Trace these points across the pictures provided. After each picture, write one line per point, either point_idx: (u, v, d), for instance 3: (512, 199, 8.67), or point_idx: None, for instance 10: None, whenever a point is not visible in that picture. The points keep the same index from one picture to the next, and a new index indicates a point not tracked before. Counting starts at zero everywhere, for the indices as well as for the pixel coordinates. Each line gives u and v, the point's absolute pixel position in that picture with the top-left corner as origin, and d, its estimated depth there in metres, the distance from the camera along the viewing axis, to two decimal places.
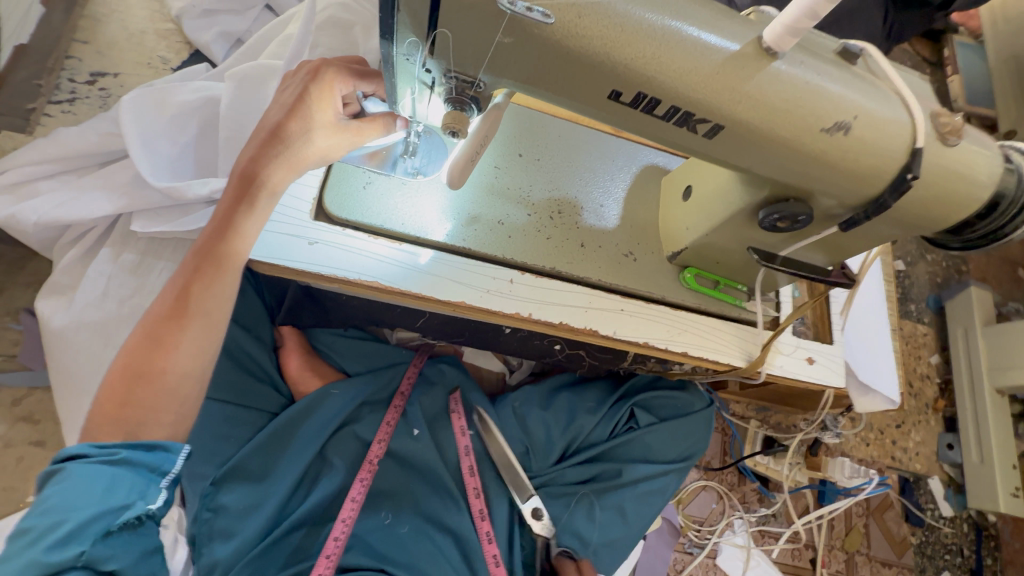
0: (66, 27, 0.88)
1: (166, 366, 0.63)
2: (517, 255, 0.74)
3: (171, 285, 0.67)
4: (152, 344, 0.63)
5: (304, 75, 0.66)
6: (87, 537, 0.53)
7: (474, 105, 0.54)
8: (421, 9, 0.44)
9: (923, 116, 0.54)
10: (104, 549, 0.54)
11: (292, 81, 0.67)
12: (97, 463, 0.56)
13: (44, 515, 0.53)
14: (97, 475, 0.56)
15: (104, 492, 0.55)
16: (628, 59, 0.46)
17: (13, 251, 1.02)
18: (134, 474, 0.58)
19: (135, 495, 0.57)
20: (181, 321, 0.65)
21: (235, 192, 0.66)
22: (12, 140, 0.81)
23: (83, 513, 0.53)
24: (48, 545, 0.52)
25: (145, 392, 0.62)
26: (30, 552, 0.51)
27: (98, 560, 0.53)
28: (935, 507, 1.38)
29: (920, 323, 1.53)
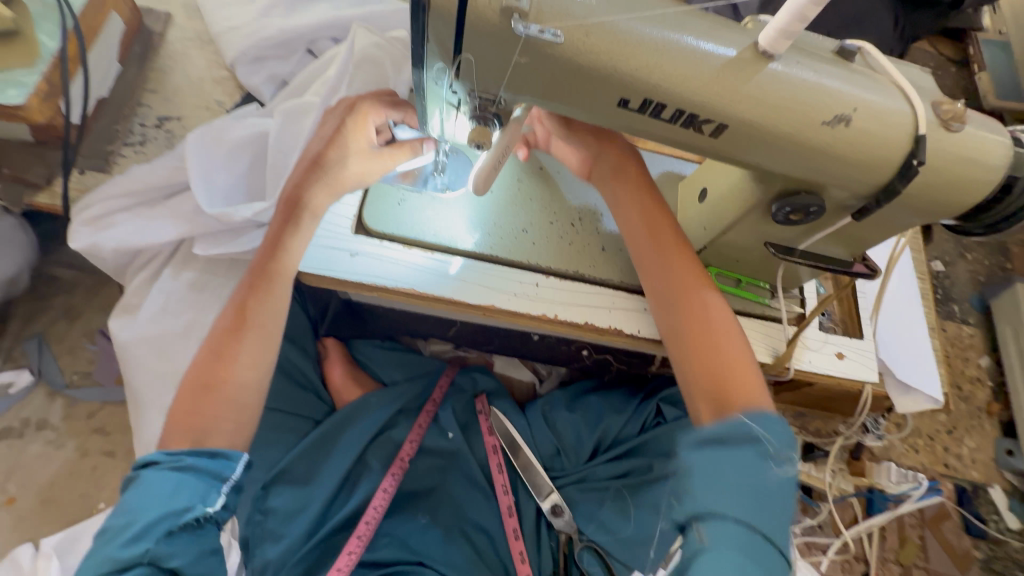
0: (138, 79, 1.00)
1: (227, 376, 0.70)
2: (541, 260, 0.79)
3: (231, 301, 0.75)
4: (215, 356, 0.71)
5: (343, 110, 0.75)
6: (152, 536, 0.59)
7: (497, 120, 0.59)
8: (448, 38, 0.50)
9: (924, 105, 0.57)
10: (166, 548, 0.59)
11: (333, 116, 0.76)
12: (166, 468, 0.63)
13: (121, 514, 0.61)
14: (166, 480, 0.62)
15: (171, 494, 0.61)
16: (633, 69, 0.51)
17: (89, 279, 1.14)
18: (197, 479, 0.64)
19: (196, 499, 0.63)
20: (238, 333, 0.72)
21: (283, 214, 0.74)
22: (94, 179, 0.91)
23: (152, 513, 0.60)
24: (122, 541, 0.58)
25: (210, 401, 0.69)
26: (108, 548, 0.58)
27: (162, 557, 0.59)
28: (1000, 519, 1.28)
29: (966, 324, 1.48)
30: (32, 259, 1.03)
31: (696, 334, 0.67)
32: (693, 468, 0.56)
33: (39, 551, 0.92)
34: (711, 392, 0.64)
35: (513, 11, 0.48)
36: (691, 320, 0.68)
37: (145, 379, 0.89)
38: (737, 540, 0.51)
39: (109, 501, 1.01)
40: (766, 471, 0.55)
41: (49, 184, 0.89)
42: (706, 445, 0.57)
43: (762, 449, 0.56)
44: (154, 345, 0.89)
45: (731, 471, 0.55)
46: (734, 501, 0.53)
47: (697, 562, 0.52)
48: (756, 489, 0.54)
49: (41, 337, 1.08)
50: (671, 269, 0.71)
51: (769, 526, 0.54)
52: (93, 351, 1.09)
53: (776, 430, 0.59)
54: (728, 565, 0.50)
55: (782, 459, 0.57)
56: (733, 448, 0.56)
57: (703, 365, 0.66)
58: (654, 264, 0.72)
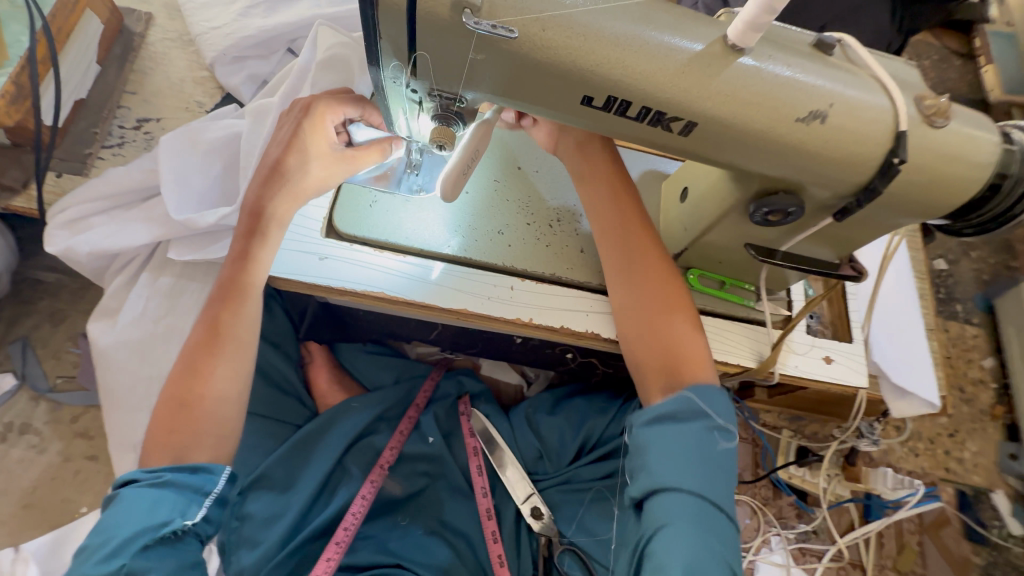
0: (117, 80, 0.99)
1: (205, 391, 0.69)
2: (517, 263, 0.77)
3: (203, 317, 0.73)
4: (189, 374, 0.69)
5: (298, 112, 0.73)
6: (128, 552, 0.57)
7: (461, 120, 0.58)
8: (402, 34, 0.49)
9: (905, 99, 0.54)
10: (142, 562, 0.58)
11: (288, 119, 0.74)
12: (146, 485, 0.62)
13: (99, 534, 0.59)
14: (143, 497, 0.61)
15: (150, 509, 0.60)
16: (593, 65, 0.49)
17: (73, 281, 1.14)
18: (177, 494, 0.62)
19: (175, 513, 0.61)
20: (212, 349, 0.71)
21: (247, 226, 0.72)
22: (72, 182, 0.91)
23: (129, 528, 0.58)
24: (99, 558, 0.57)
25: (189, 417, 0.67)
26: (86, 566, 0.57)
27: (138, 573, 0.57)
28: (1002, 525, 1.25)
29: (969, 325, 1.44)
30: (12, 262, 1.03)
31: (650, 319, 0.71)
32: (647, 443, 0.63)
33: (18, 556, 0.91)
34: (658, 373, 0.69)
35: (463, 6, 0.46)
36: (646, 304, 0.71)
37: (124, 383, 0.88)
38: (689, 505, 0.59)
39: (91, 505, 1.01)
40: (710, 443, 0.63)
41: (26, 188, 0.89)
42: (660, 422, 0.64)
43: (709, 423, 0.64)
44: (131, 349, 0.88)
45: (682, 446, 0.62)
46: (686, 471, 0.60)
47: (655, 524, 0.59)
48: (704, 459, 0.62)
49: (25, 340, 1.09)
50: (632, 255, 0.73)
51: (716, 491, 0.61)
52: (77, 354, 1.09)
53: (720, 406, 0.65)
54: (683, 525, 0.57)
55: (726, 429, 0.64)
56: (684, 424, 0.63)
57: (656, 348, 0.70)
58: (615, 249, 0.74)
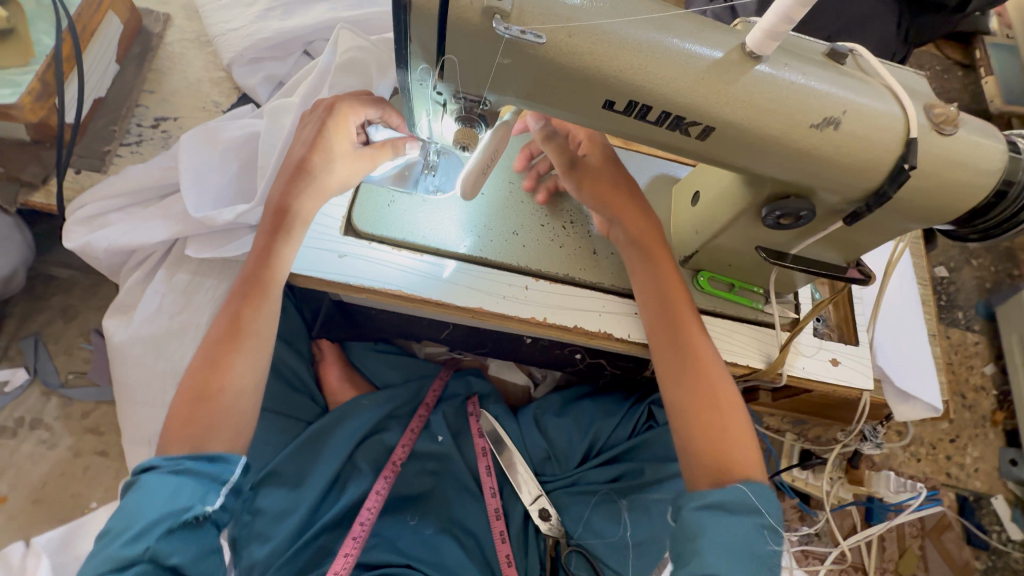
0: (136, 80, 1.01)
1: (224, 385, 0.70)
2: (531, 263, 0.78)
3: (224, 313, 0.73)
4: (209, 367, 0.70)
5: (321, 112, 0.75)
6: (151, 535, 0.59)
7: (483, 122, 0.60)
8: (431, 38, 0.51)
9: (915, 108, 0.56)
10: (166, 546, 0.59)
11: (311, 118, 0.76)
12: (166, 472, 0.63)
13: (122, 517, 0.61)
14: (164, 484, 0.62)
15: (171, 495, 0.61)
16: (617, 71, 0.51)
17: (86, 278, 1.15)
18: (196, 481, 0.63)
19: (196, 499, 0.62)
20: (233, 342, 0.71)
21: (270, 224, 0.72)
22: (90, 178, 0.92)
23: (152, 514, 0.60)
24: (123, 541, 0.59)
25: (207, 409, 0.68)
26: (109, 548, 0.59)
27: (161, 555, 0.59)
28: (1001, 530, 1.26)
29: (970, 332, 1.45)
30: (28, 258, 1.04)
31: (701, 411, 0.69)
32: (700, 530, 0.61)
33: (28, 550, 0.91)
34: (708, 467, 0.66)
35: (494, 12, 0.48)
36: (698, 395, 0.70)
37: (138, 377, 0.89)
38: None
39: (101, 500, 1.01)
40: (761, 544, 0.61)
41: (45, 183, 0.90)
42: (714, 509, 0.62)
43: (763, 523, 0.62)
44: (146, 345, 0.89)
45: (735, 542, 0.60)
46: (736, 570, 0.59)
47: None
48: (752, 559, 0.60)
49: (38, 336, 1.09)
50: (683, 345, 0.72)
51: None
52: (89, 351, 1.10)
53: (771, 505, 0.64)
54: None
55: (776, 530, 0.63)
56: (738, 518, 0.61)
57: (707, 441, 0.68)
58: (666, 336, 0.73)
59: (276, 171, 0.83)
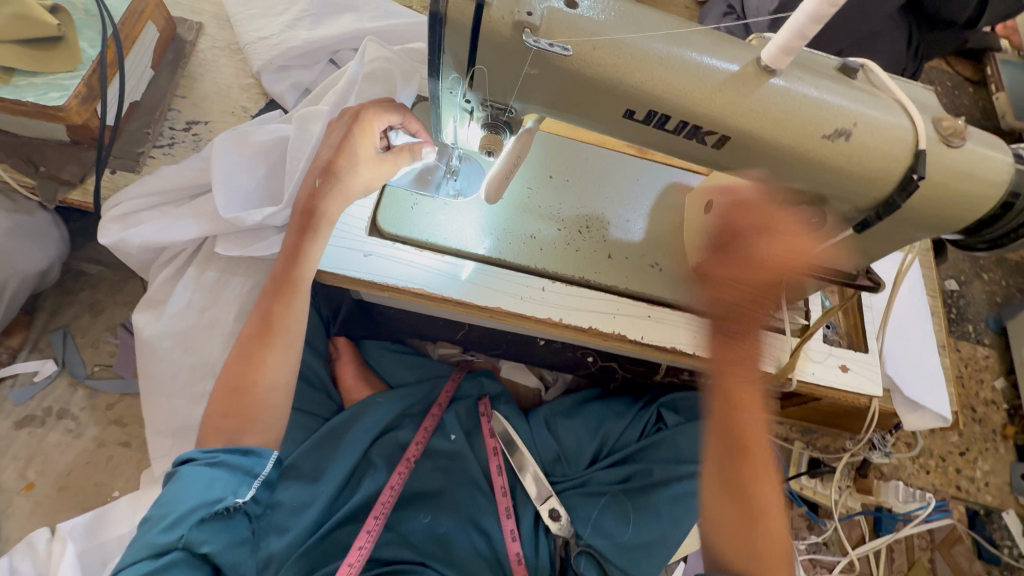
0: (169, 85, 1.05)
1: (259, 379, 0.73)
2: (548, 265, 0.81)
3: (257, 310, 0.76)
4: (244, 364, 0.73)
5: (347, 118, 0.77)
6: (186, 524, 0.63)
7: (508, 128, 0.62)
8: (463, 49, 0.54)
9: (925, 121, 0.58)
10: (198, 534, 0.63)
11: (337, 125, 0.78)
12: (202, 464, 0.66)
13: (160, 505, 0.64)
14: (201, 475, 0.65)
15: (206, 486, 0.65)
16: (638, 82, 0.53)
17: (114, 274, 1.19)
18: (229, 474, 0.67)
19: (228, 491, 0.66)
20: (265, 339, 0.75)
21: (298, 225, 0.76)
22: (125, 178, 0.96)
23: (188, 502, 0.63)
24: (160, 528, 0.62)
25: (243, 403, 0.71)
26: (147, 534, 0.62)
27: (194, 543, 0.62)
28: (1014, 545, 1.25)
29: (980, 345, 1.45)
30: (63, 253, 1.09)
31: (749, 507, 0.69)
32: None
33: (54, 535, 0.94)
34: (734, 543, 0.68)
35: (524, 26, 0.51)
36: (738, 471, 0.70)
37: (165, 370, 0.92)
38: None
39: (123, 490, 1.04)
40: None
41: (82, 182, 0.94)
42: None
43: None
44: (173, 339, 0.92)
45: None
46: None
47: None
48: None
49: (67, 329, 1.13)
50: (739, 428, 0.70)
51: None
52: (115, 344, 1.13)
53: None
54: None
55: None
56: None
57: (739, 520, 0.69)
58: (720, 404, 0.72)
59: (304, 175, 0.86)
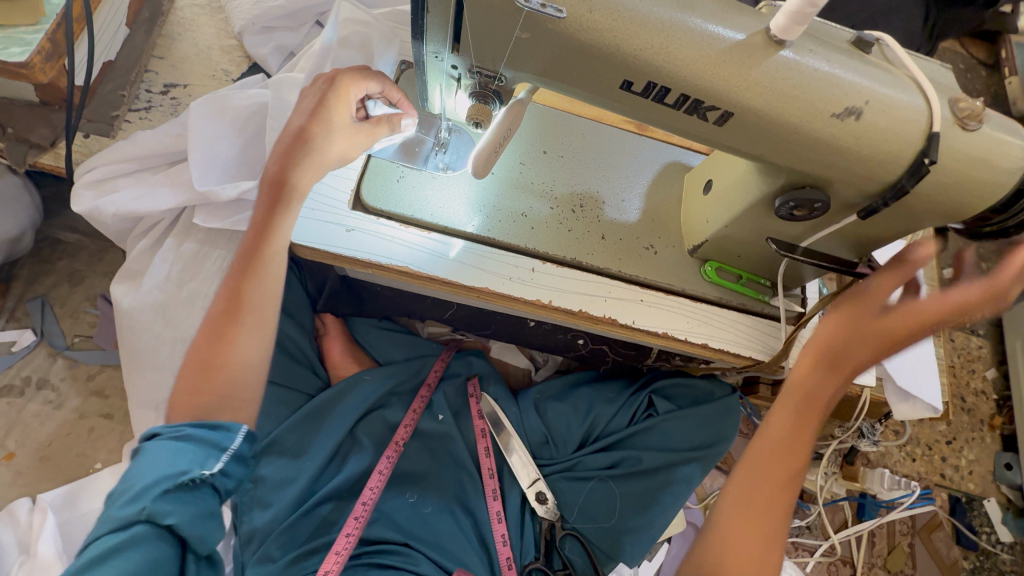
0: (145, 44, 0.99)
1: (227, 357, 0.67)
2: (539, 245, 0.77)
3: (223, 287, 0.70)
4: (211, 342, 0.67)
5: (323, 83, 0.71)
6: (147, 496, 0.56)
7: (497, 98, 0.59)
8: (448, 10, 0.51)
9: (940, 101, 0.54)
10: (163, 505, 0.56)
11: (311, 91, 0.71)
12: (167, 438, 0.60)
13: (124, 479, 0.58)
14: (164, 447, 0.59)
15: (170, 458, 0.58)
16: (637, 49, 0.50)
17: (94, 243, 1.15)
18: (196, 447, 0.60)
19: (194, 463, 0.59)
20: (236, 316, 0.68)
21: (269, 197, 0.69)
22: (99, 143, 0.92)
23: (151, 474, 0.57)
24: (122, 501, 0.56)
25: (209, 383, 0.65)
26: (109, 510, 0.56)
27: (158, 515, 0.56)
28: (992, 531, 1.27)
29: (974, 336, 1.44)
30: (36, 221, 1.04)
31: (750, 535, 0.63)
32: None
33: (35, 506, 0.93)
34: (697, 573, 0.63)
35: None
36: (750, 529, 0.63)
37: (143, 344, 0.89)
38: None
39: (106, 461, 1.03)
40: None
41: (54, 146, 0.90)
42: None
43: None
44: (153, 311, 0.89)
45: None
46: None
47: None
48: None
49: (45, 299, 1.10)
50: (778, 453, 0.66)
51: None
52: (95, 315, 1.11)
53: None
54: None
55: None
56: None
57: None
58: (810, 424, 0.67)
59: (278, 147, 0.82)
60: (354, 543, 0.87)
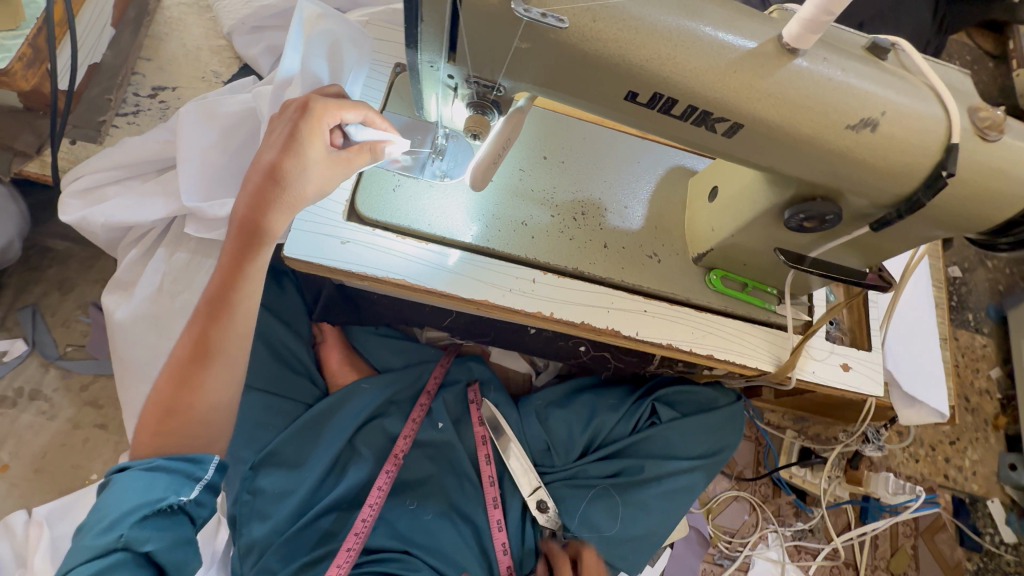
0: (131, 46, 0.96)
1: (194, 400, 0.67)
2: (540, 255, 0.75)
3: (187, 330, 0.69)
4: (179, 384, 0.67)
5: (293, 113, 0.67)
6: (124, 523, 0.59)
7: (495, 109, 0.57)
8: (442, 19, 0.48)
9: (959, 110, 0.52)
10: (139, 532, 0.59)
11: (281, 121, 0.68)
12: (139, 470, 0.63)
13: (98, 510, 0.60)
14: (137, 479, 0.62)
15: (144, 489, 0.61)
16: (642, 60, 0.48)
17: (84, 250, 1.13)
18: (169, 476, 0.63)
19: (170, 491, 0.62)
20: (205, 360, 0.68)
21: (238, 240, 0.67)
22: (86, 150, 0.89)
23: (126, 504, 0.60)
24: (97, 530, 0.59)
25: (178, 424, 0.66)
26: (84, 539, 0.59)
27: (135, 542, 0.59)
28: (995, 532, 1.26)
29: (979, 334, 1.42)
30: (24, 229, 1.02)
31: None
32: None
33: (30, 520, 0.92)
34: None
35: None
36: None
37: (135, 356, 0.87)
38: None
39: (101, 473, 1.02)
40: None
41: (39, 154, 0.88)
42: None
43: None
44: (144, 323, 0.87)
45: None
46: None
47: None
48: None
49: (35, 307, 1.08)
50: None
51: None
52: (87, 324, 1.09)
53: None
54: None
55: None
56: None
57: None
58: None
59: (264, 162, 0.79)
60: (355, 558, 0.86)
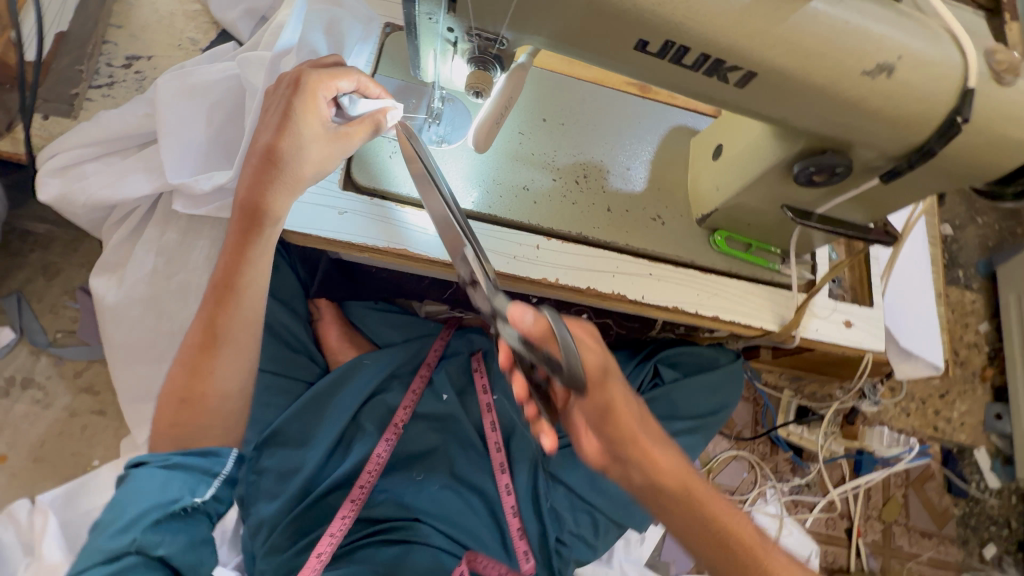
0: (100, 11, 0.90)
1: (206, 388, 0.66)
2: (542, 221, 0.74)
3: (197, 318, 0.68)
4: (190, 371, 0.66)
5: (287, 87, 0.64)
6: (139, 525, 0.58)
7: (497, 63, 0.54)
8: None
9: (976, 54, 0.51)
10: (153, 536, 0.58)
11: (275, 98, 0.65)
12: (156, 468, 0.62)
13: (112, 508, 0.60)
14: (151, 478, 0.61)
15: (161, 486, 0.61)
16: (652, 4, 0.45)
17: (67, 233, 1.09)
18: (186, 474, 0.62)
19: (186, 490, 0.61)
20: (210, 348, 0.67)
21: (242, 223, 0.67)
22: (59, 125, 0.84)
23: (141, 504, 0.59)
24: (113, 531, 0.58)
25: (192, 413, 0.65)
26: (97, 540, 0.58)
27: (149, 545, 0.58)
28: (981, 479, 1.31)
29: (969, 290, 1.44)
30: None
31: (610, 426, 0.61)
32: None
33: (34, 507, 0.91)
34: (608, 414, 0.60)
35: None
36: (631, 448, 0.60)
37: (129, 339, 0.85)
38: None
39: (103, 459, 1.01)
40: None
41: (10, 130, 0.83)
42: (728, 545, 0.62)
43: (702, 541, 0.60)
44: (136, 306, 0.84)
45: None
46: None
47: None
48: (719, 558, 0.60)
49: (20, 294, 1.05)
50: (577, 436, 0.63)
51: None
52: (75, 310, 1.06)
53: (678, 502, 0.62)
54: None
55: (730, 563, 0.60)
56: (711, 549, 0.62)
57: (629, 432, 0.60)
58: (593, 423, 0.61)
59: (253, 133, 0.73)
60: (351, 523, 0.86)
